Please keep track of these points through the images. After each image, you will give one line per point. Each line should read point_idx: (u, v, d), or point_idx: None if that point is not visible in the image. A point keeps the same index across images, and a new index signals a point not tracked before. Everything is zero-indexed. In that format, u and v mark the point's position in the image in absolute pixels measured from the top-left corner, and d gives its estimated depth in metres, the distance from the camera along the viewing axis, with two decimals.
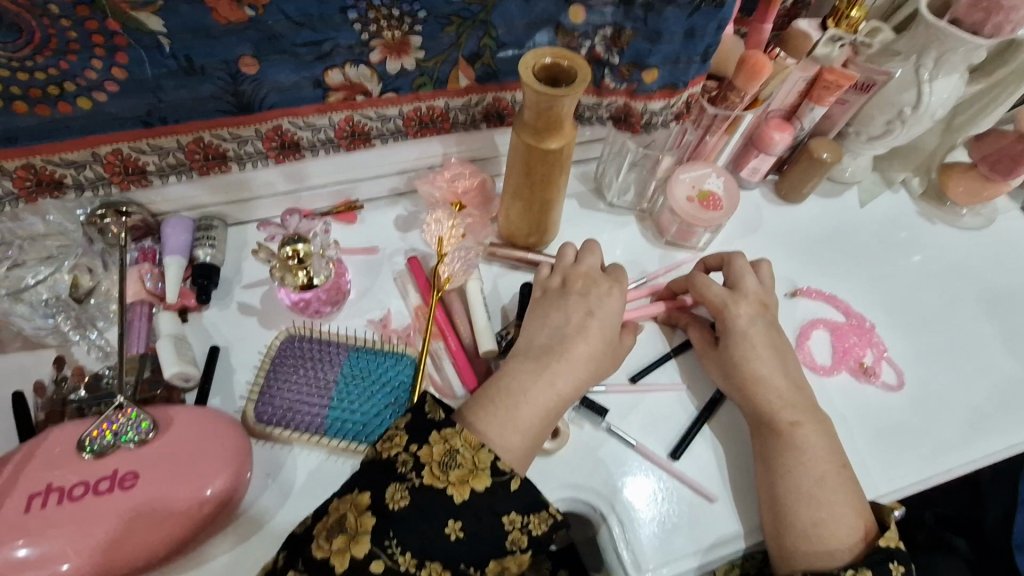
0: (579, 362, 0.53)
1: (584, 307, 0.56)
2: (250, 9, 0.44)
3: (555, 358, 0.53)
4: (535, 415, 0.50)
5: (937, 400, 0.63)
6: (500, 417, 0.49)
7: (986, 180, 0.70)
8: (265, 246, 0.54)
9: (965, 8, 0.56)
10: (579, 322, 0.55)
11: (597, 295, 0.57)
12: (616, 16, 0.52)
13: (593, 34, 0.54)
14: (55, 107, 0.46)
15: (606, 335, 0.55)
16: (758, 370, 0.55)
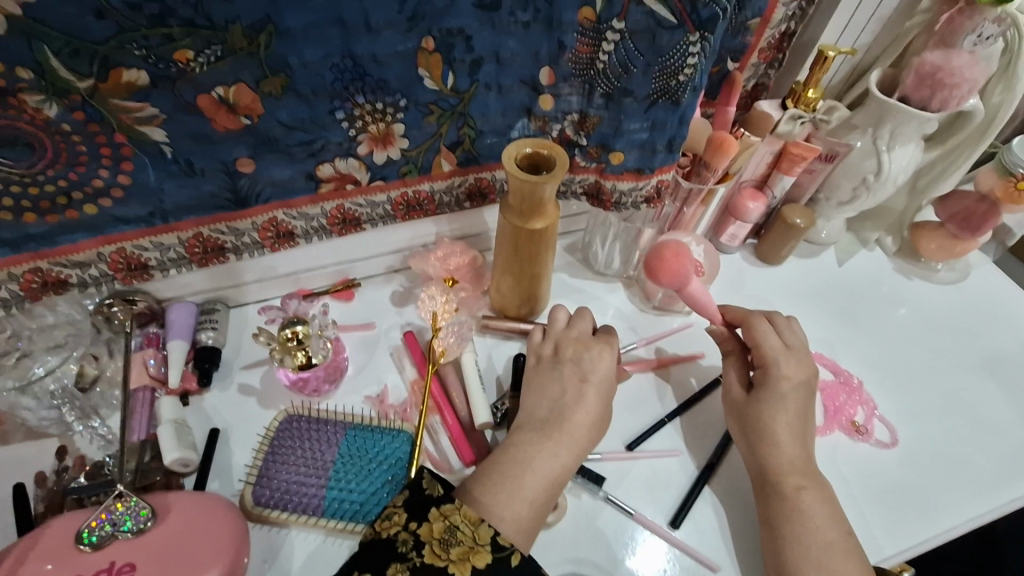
0: (580, 431, 0.54)
1: (578, 374, 0.57)
2: (246, 118, 0.48)
3: (556, 428, 0.54)
4: (542, 487, 0.50)
5: (933, 457, 0.63)
6: (508, 492, 0.49)
7: (955, 238, 0.74)
8: (265, 329, 0.56)
9: (911, 85, 0.61)
10: (577, 392, 0.56)
11: (590, 358, 0.58)
12: (582, 104, 0.57)
13: (563, 118, 0.59)
14: (63, 214, 0.49)
15: (602, 400, 0.56)
16: (774, 429, 0.56)
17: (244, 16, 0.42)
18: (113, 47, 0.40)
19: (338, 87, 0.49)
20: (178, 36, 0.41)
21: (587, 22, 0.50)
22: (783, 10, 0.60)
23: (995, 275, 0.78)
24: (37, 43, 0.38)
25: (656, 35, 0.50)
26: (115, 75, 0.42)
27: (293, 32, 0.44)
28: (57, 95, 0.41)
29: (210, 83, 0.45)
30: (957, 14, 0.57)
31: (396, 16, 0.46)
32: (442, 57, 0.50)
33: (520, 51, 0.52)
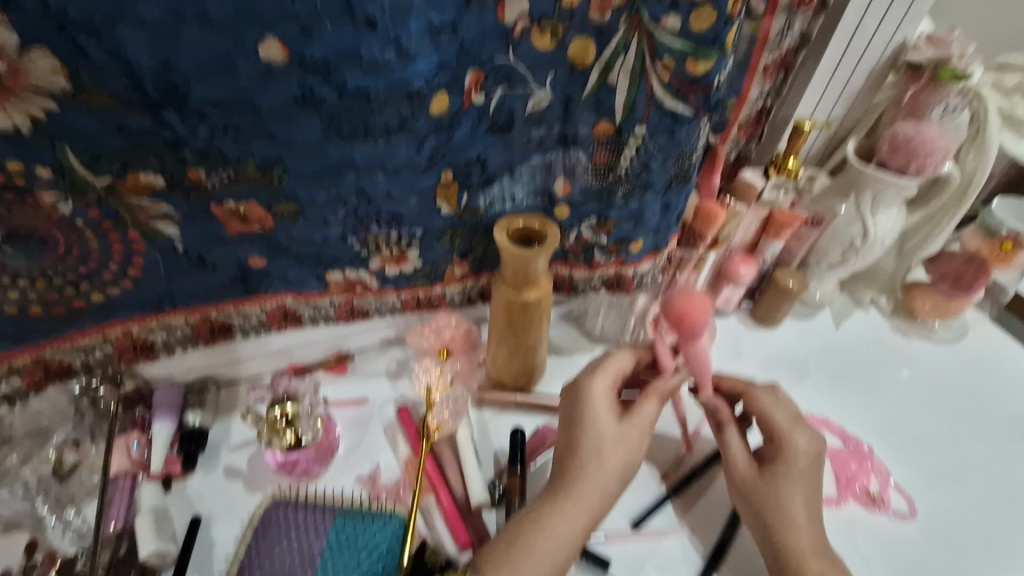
0: (592, 486, 0.50)
1: (569, 416, 0.54)
2: (260, 229, 0.49)
3: (562, 480, 0.50)
4: (554, 546, 0.47)
5: (954, 530, 0.60)
6: (515, 556, 0.46)
7: (949, 297, 0.74)
8: (252, 410, 0.54)
9: (887, 153, 0.63)
10: (569, 439, 0.52)
11: (574, 395, 0.55)
12: (599, 209, 0.56)
13: (580, 224, 0.58)
14: (69, 305, 0.51)
15: (603, 437, 0.52)
16: (792, 504, 0.53)
17: (258, 154, 0.43)
18: (132, 154, 0.41)
19: (350, 219, 0.50)
20: (191, 161, 0.42)
21: (604, 134, 0.51)
22: (758, 90, 0.63)
23: (995, 334, 0.77)
24: (61, 145, 0.40)
25: (673, 131, 0.49)
26: (133, 176, 0.43)
27: (304, 174, 0.45)
28: (76, 194, 0.43)
29: (223, 197, 0.46)
30: (920, 90, 0.61)
31: (413, 157, 0.46)
32: (459, 185, 0.51)
33: (532, 166, 0.53)
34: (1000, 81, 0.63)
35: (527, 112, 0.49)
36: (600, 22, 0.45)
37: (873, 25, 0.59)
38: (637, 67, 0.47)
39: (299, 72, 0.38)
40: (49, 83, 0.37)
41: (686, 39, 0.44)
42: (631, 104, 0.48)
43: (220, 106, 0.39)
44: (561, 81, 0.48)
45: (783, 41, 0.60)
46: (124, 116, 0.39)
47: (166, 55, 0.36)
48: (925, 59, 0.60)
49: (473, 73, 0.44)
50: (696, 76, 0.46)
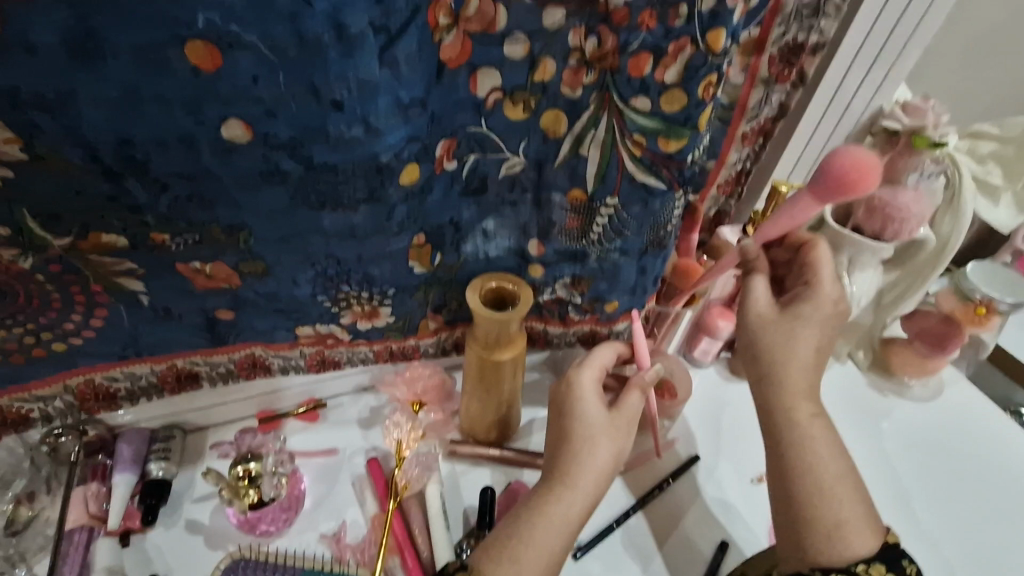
0: (588, 475, 0.47)
1: (557, 410, 0.52)
2: (226, 284, 0.49)
3: (554, 471, 0.48)
4: (550, 538, 0.45)
5: None
6: (509, 554, 0.44)
7: (926, 356, 0.74)
8: (213, 470, 0.54)
9: (863, 217, 0.64)
10: (559, 430, 0.50)
11: (559, 392, 0.52)
12: (573, 269, 0.56)
13: (553, 282, 0.58)
14: (30, 353, 0.49)
15: (590, 427, 0.49)
16: (797, 350, 0.51)
17: (223, 218, 0.43)
18: (94, 215, 0.41)
19: (320, 279, 0.50)
20: (154, 224, 0.42)
21: (577, 202, 0.51)
22: (735, 155, 0.63)
23: (970, 391, 0.77)
24: (18, 207, 0.39)
25: (647, 202, 0.50)
26: (95, 235, 0.42)
27: (269, 239, 0.45)
28: (34, 249, 0.42)
29: (188, 256, 0.45)
30: (897, 155, 0.62)
31: (383, 224, 0.46)
32: (433, 245, 0.52)
33: (505, 227, 0.53)
34: (975, 148, 0.64)
35: (501, 173, 0.49)
36: (572, 96, 0.45)
37: (850, 90, 0.59)
38: (607, 141, 0.46)
39: (263, 147, 0.39)
40: (5, 151, 0.36)
41: (656, 116, 0.44)
42: (602, 173, 0.48)
43: (183, 175, 0.40)
44: (534, 147, 0.48)
45: (760, 113, 0.60)
46: (82, 179, 0.38)
47: (125, 131, 0.36)
48: (901, 127, 0.60)
49: (444, 142, 0.45)
50: (669, 152, 0.46)
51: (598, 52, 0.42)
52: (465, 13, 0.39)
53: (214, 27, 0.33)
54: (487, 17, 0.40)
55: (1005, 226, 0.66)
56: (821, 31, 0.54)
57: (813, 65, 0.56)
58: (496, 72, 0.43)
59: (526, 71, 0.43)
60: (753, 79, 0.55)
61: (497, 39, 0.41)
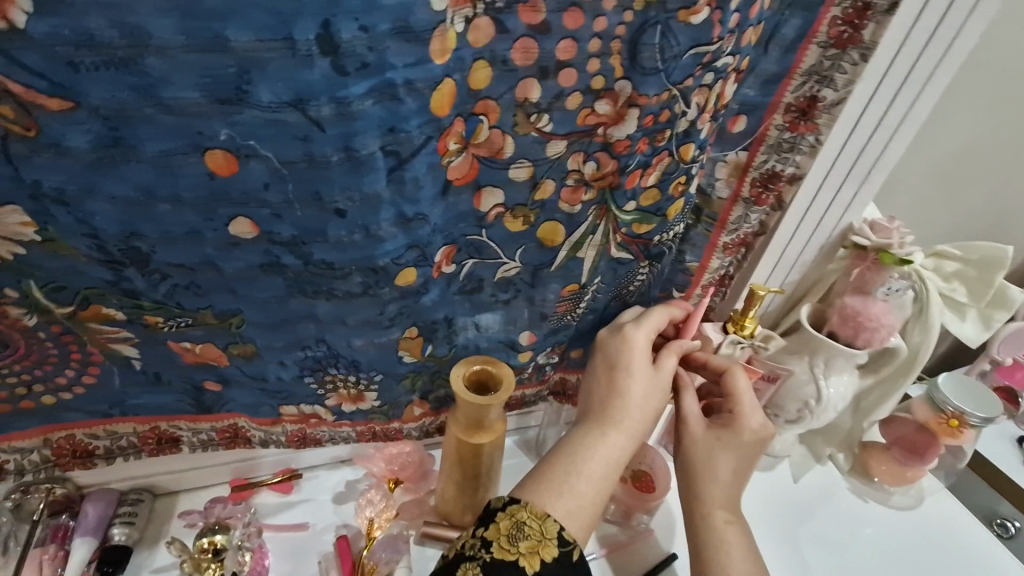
0: (635, 424, 0.53)
1: (607, 363, 0.56)
2: (215, 362, 0.50)
3: (606, 417, 0.53)
4: (599, 475, 0.49)
5: None
6: (566, 483, 0.48)
7: (904, 463, 0.74)
8: (177, 540, 0.51)
9: (837, 323, 0.67)
10: (609, 381, 0.55)
11: (614, 345, 0.56)
12: (557, 339, 0.61)
13: (542, 351, 0.62)
14: (17, 405, 0.48)
15: (641, 384, 0.54)
16: (720, 471, 0.56)
17: (217, 304, 0.45)
18: (96, 292, 0.43)
19: (309, 361, 0.51)
20: (148, 308, 0.45)
21: (571, 292, 0.57)
22: (717, 262, 0.66)
23: (952, 504, 0.77)
24: (25, 279, 0.41)
25: (616, 270, 0.57)
26: (95, 307, 0.44)
27: (261, 324, 0.47)
28: (39, 311, 0.43)
29: (178, 337, 0.48)
30: (866, 270, 0.66)
31: (375, 317, 0.49)
32: (424, 337, 0.54)
33: (499, 321, 0.57)
34: (940, 266, 0.68)
35: (495, 277, 0.53)
36: (569, 211, 0.51)
37: (822, 210, 0.64)
38: (602, 242, 0.54)
39: (267, 242, 0.42)
40: (19, 233, 0.38)
41: (636, 211, 0.52)
42: (595, 265, 0.55)
43: (183, 266, 0.42)
44: (530, 254, 0.53)
45: (739, 228, 0.64)
46: (84, 265, 0.41)
47: (134, 226, 0.39)
48: (869, 243, 0.64)
49: (445, 248, 0.49)
50: (639, 234, 0.54)
51: (596, 173, 0.49)
52: (476, 139, 0.44)
53: (234, 140, 0.37)
54: (495, 146, 0.45)
55: (974, 340, 0.68)
56: (796, 164, 0.59)
57: (790, 193, 0.61)
58: (500, 191, 0.48)
59: (528, 190, 0.49)
60: (735, 195, 0.61)
61: (502, 163, 0.47)
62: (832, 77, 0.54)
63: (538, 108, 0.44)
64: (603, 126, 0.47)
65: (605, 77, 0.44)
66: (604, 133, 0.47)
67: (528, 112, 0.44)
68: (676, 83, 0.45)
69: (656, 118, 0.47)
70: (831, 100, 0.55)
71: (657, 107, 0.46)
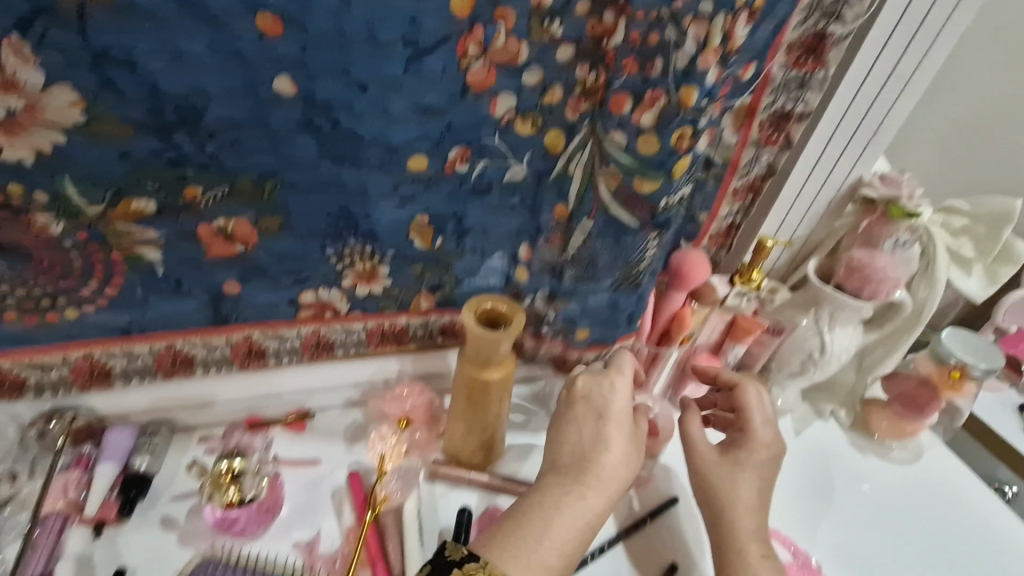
0: (613, 483, 0.52)
1: (594, 411, 0.55)
2: (241, 246, 0.52)
3: (585, 474, 0.51)
4: (570, 542, 0.48)
5: None
6: (530, 543, 0.47)
7: (904, 417, 0.76)
8: (200, 462, 0.55)
9: (844, 276, 0.68)
10: (592, 432, 0.54)
11: (602, 390, 0.56)
12: (552, 285, 0.63)
13: (534, 292, 0.64)
14: (42, 316, 0.51)
15: (624, 435, 0.54)
16: (740, 493, 0.56)
17: (255, 168, 0.48)
18: (129, 182, 0.45)
19: (329, 230, 0.54)
20: (191, 178, 0.47)
21: (562, 217, 0.58)
22: (727, 209, 0.67)
23: (949, 457, 0.78)
24: (60, 174, 0.44)
25: (619, 238, 0.56)
26: (125, 203, 0.47)
27: (298, 186, 0.50)
28: (68, 215, 0.46)
29: (213, 214, 0.49)
30: (874, 222, 0.66)
31: (388, 192, 0.52)
32: (434, 228, 0.57)
33: (503, 226, 0.59)
34: (948, 222, 0.68)
35: (503, 180, 0.55)
36: (571, 120, 0.53)
37: (831, 159, 0.65)
38: (588, 166, 0.54)
39: (303, 105, 0.45)
40: (67, 117, 0.41)
41: (631, 156, 0.50)
42: (582, 194, 0.56)
43: (231, 122, 0.45)
44: (535, 164, 0.55)
45: (750, 171, 0.65)
46: (131, 141, 0.43)
47: (159, 104, 0.42)
48: (878, 195, 0.65)
49: (459, 148, 0.52)
50: (643, 193, 0.52)
51: (593, 85, 0.51)
52: (494, 47, 0.47)
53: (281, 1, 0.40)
54: (511, 53, 0.47)
55: (976, 296, 0.69)
56: (807, 103, 0.59)
57: (798, 131, 0.61)
58: (514, 97, 0.50)
59: (539, 95, 0.51)
60: (744, 140, 0.60)
61: (518, 70, 0.49)
62: (840, 12, 0.54)
63: (551, 12, 0.46)
64: (605, 37, 0.48)
65: None
66: (606, 44, 0.48)
67: (541, 19, 0.46)
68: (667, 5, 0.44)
69: (643, 39, 0.46)
70: (838, 36, 0.55)
71: (644, 27, 0.45)
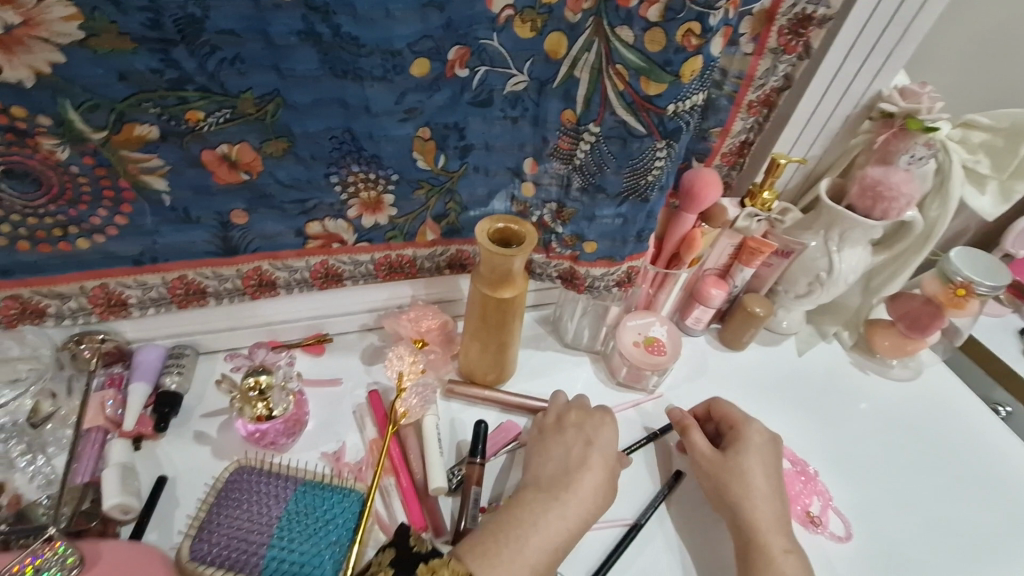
0: (588, 498, 0.55)
1: (583, 438, 0.61)
2: (246, 174, 0.53)
3: (563, 488, 0.56)
4: (543, 557, 0.50)
5: (901, 553, 0.65)
6: (515, 539, 0.50)
7: (906, 336, 0.78)
8: (229, 377, 0.57)
9: (856, 195, 0.67)
10: (578, 453, 0.59)
11: (592, 425, 0.62)
12: (560, 196, 0.63)
13: (541, 206, 0.64)
14: (55, 245, 0.52)
15: (608, 463, 0.59)
16: (751, 483, 0.60)
17: (257, 88, 0.47)
18: (130, 105, 0.45)
19: (334, 155, 0.54)
20: (192, 99, 0.46)
21: (568, 122, 0.57)
22: (740, 124, 0.66)
23: (948, 374, 0.81)
24: (61, 97, 0.43)
25: (625, 142, 0.54)
26: (129, 127, 0.46)
27: (300, 104, 0.49)
28: (72, 141, 0.46)
29: (216, 139, 0.49)
30: (892, 137, 0.65)
31: (392, 105, 0.52)
32: (436, 143, 0.56)
33: (506, 140, 0.59)
34: (967, 137, 0.67)
35: (506, 89, 0.54)
36: (573, 20, 0.50)
37: (847, 77, 0.63)
38: (596, 65, 0.52)
39: (303, 8, 0.43)
40: (63, 31, 0.40)
41: (641, 55, 0.49)
42: (589, 98, 0.54)
43: (231, 34, 0.43)
44: (537, 68, 0.54)
45: (766, 83, 0.63)
46: (130, 55, 0.43)
47: (155, 16, 0.41)
48: (896, 109, 0.63)
49: (458, 49, 0.50)
50: (649, 94, 0.51)
51: None
52: None
53: None
54: None
55: (988, 214, 0.69)
56: (828, 5, 0.57)
57: (819, 37, 0.59)
58: None
59: None
60: (761, 48, 0.59)
61: None
62: None
63: None
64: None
65: None
66: None
67: None
68: None
69: None
70: None
71: None
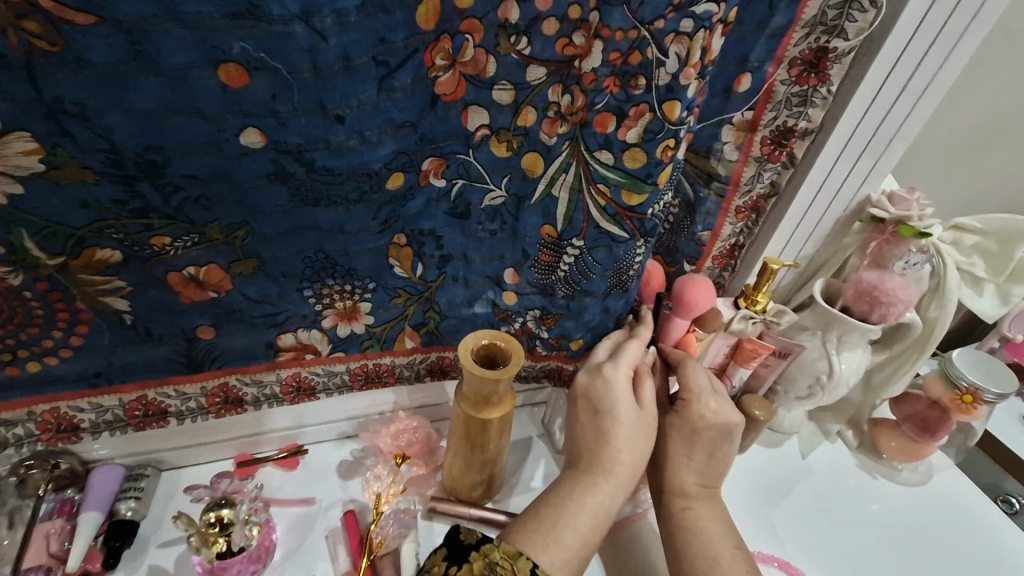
0: (624, 471, 0.50)
1: (590, 405, 0.53)
2: (214, 292, 0.50)
3: (596, 465, 0.50)
4: (584, 513, 0.48)
5: None
6: (553, 536, 0.46)
7: (914, 440, 0.74)
8: (184, 514, 0.52)
9: (852, 299, 0.65)
10: (594, 427, 0.52)
11: (595, 389, 0.53)
12: (543, 302, 0.59)
13: (524, 312, 0.61)
14: (2, 371, 0.49)
15: (623, 427, 0.51)
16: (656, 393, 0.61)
17: (224, 218, 0.45)
18: (92, 231, 0.43)
19: (307, 272, 0.52)
20: (158, 226, 0.44)
21: (548, 238, 0.54)
22: (729, 228, 0.66)
23: (960, 479, 0.77)
24: (15, 226, 0.41)
25: (612, 249, 0.53)
26: (88, 252, 0.44)
27: (269, 234, 0.47)
28: (25, 268, 0.43)
29: (182, 263, 0.47)
30: (884, 242, 0.64)
31: (369, 222, 0.50)
32: (413, 251, 0.55)
33: (484, 255, 0.57)
34: (959, 240, 0.66)
35: (483, 204, 0.54)
36: (548, 143, 0.49)
37: (837, 180, 0.62)
38: (575, 186, 0.50)
39: (274, 152, 0.43)
40: (22, 164, 0.38)
41: (620, 171, 0.48)
42: (570, 215, 0.52)
43: (195, 178, 0.42)
44: (515, 184, 0.52)
45: (752, 189, 0.62)
46: (93, 186, 0.41)
47: (114, 151, 0.39)
48: (887, 215, 0.62)
49: (434, 160, 0.50)
50: (631, 205, 0.50)
51: (571, 107, 0.47)
52: (462, 58, 0.45)
53: (246, 54, 0.38)
54: (480, 66, 0.45)
55: (988, 315, 0.67)
56: (809, 118, 0.57)
57: (802, 148, 0.59)
58: (485, 112, 0.48)
59: (511, 116, 0.48)
60: (746, 155, 0.60)
61: (488, 83, 0.46)
62: (842, 27, 0.52)
63: (517, 30, 0.44)
64: (578, 59, 0.44)
65: (581, 6, 0.42)
66: (580, 65, 0.45)
67: (508, 34, 0.44)
68: (646, 23, 0.41)
69: (625, 57, 0.43)
70: (842, 51, 0.53)
71: (625, 45, 0.43)
